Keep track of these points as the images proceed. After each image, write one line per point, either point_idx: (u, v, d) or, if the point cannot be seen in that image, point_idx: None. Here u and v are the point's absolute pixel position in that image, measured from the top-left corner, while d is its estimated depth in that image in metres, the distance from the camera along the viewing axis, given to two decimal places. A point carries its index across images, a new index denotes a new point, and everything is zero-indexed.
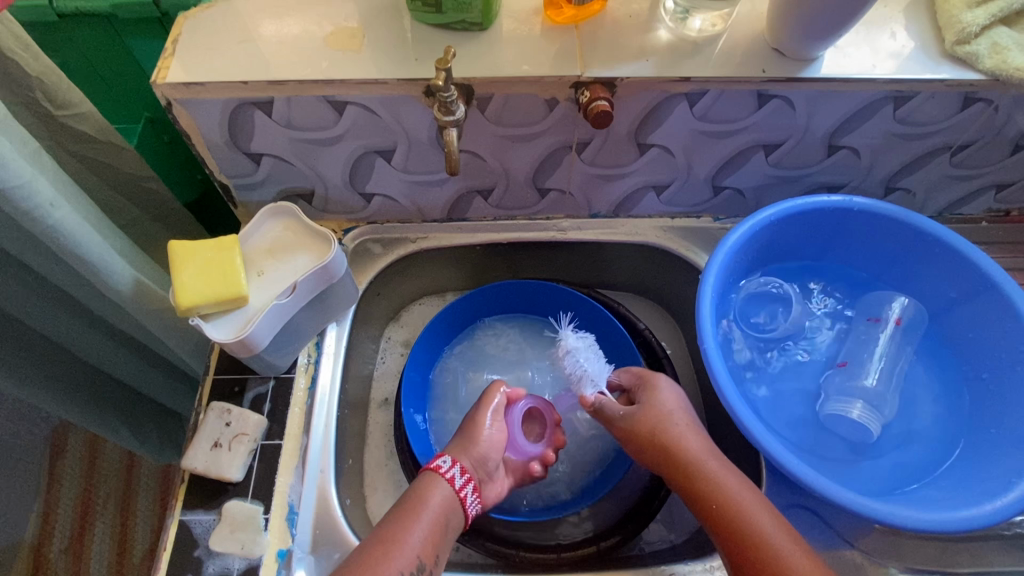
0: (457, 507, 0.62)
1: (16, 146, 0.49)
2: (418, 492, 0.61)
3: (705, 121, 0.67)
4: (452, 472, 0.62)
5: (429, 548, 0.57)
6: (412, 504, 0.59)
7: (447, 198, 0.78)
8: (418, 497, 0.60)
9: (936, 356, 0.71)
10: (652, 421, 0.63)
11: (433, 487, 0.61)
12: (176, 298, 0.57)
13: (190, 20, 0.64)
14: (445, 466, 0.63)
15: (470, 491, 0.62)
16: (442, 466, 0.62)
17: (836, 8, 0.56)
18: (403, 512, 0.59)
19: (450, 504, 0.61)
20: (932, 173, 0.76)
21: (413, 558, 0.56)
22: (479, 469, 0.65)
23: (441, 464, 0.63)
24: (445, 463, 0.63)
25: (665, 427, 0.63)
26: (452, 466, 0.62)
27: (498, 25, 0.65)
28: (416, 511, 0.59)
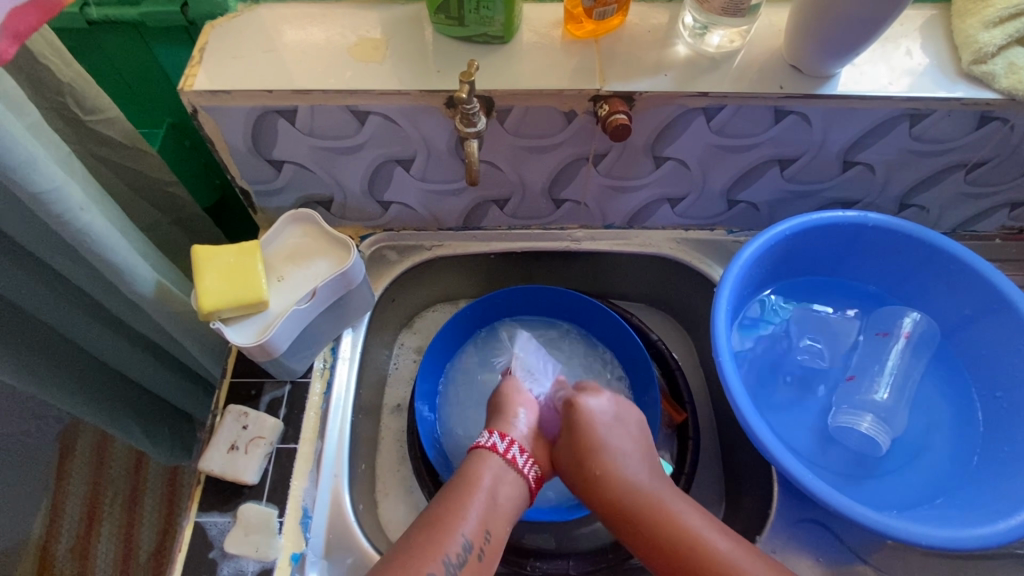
0: (514, 482, 0.60)
1: (48, 150, 0.50)
2: (468, 469, 0.60)
3: (722, 135, 0.68)
4: (493, 441, 0.62)
5: (478, 526, 0.56)
6: (464, 484, 0.58)
7: (464, 206, 0.78)
8: (468, 475, 0.59)
9: (949, 373, 0.71)
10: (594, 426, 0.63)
11: (485, 462, 0.60)
12: (199, 302, 0.58)
13: (218, 29, 0.65)
14: (485, 437, 0.63)
15: (517, 451, 0.62)
16: (484, 440, 0.62)
17: (853, 25, 0.57)
18: (455, 491, 0.58)
19: (502, 476, 0.60)
20: (946, 190, 0.77)
21: (462, 538, 0.55)
22: (524, 435, 0.64)
23: (482, 438, 0.63)
24: (485, 436, 0.63)
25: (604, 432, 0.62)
26: (491, 434, 0.62)
27: (519, 39, 0.66)
28: (468, 490, 0.58)
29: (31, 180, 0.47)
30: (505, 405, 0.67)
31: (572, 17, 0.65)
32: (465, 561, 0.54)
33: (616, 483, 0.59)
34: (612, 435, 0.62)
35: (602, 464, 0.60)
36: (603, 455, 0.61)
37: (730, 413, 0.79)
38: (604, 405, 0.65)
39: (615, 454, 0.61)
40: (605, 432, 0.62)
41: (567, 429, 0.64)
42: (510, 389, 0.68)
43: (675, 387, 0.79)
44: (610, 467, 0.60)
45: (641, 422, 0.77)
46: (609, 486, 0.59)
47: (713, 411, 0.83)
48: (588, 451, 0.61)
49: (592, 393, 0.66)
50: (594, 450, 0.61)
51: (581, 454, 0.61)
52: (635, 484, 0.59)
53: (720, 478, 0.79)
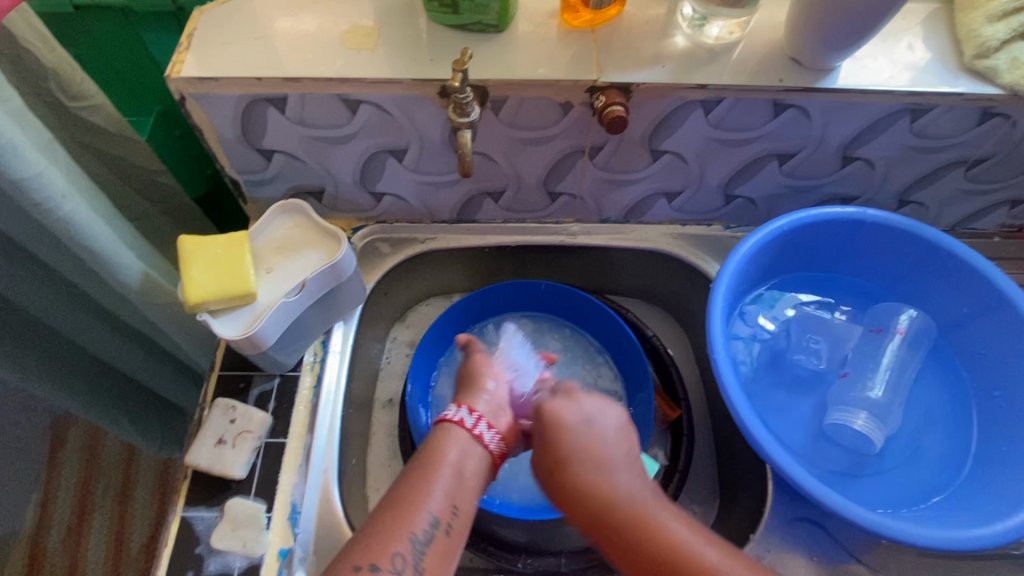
0: (480, 456, 0.58)
1: (31, 136, 0.49)
2: (434, 446, 0.57)
3: (720, 129, 0.67)
4: (461, 415, 0.60)
5: (443, 503, 0.54)
6: (427, 458, 0.56)
7: (457, 199, 0.77)
8: (435, 450, 0.57)
9: (946, 371, 0.70)
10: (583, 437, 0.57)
11: (450, 437, 0.58)
12: (184, 294, 0.57)
13: (207, 15, 0.64)
14: (453, 411, 0.61)
15: (485, 426, 0.60)
16: (450, 414, 0.60)
17: (853, 18, 0.56)
18: (418, 469, 0.56)
19: (467, 449, 0.58)
20: (946, 187, 0.76)
21: (427, 514, 0.53)
22: (493, 410, 0.62)
23: (449, 412, 0.61)
24: (451, 410, 0.61)
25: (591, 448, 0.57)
26: (457, 409, 0.60)
27: (514, 28, 0.64)
28: (431, 467, 0.55)
29: (9, 166, 0.46)
30: (472, 379, 0.66)
31: (569, 6, 0.64)
32: (431, 537, 0.52)
33: (596, 494, 0.54)
34: (587, 442, 0.57)
35: (582, 476, 0.56)
36: (583, 469, 0.56)
37: (725, 410, 0.78)
38: (582, 408, 0.60)
39: (593, 464, 0.56)
40: (583, 440, 0.57)
41: (544, 439, 0.59)
42: (486, 367, 0.66)
43: (669, 383, 0.78)
44: (589, 479, 0.55)
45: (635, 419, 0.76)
46: (587, 497, 0.55)
47: (708, 408, 0.82)
48: (563, 463, 0.56)
49: (568, 397, 0.61)
50: (572, 457, 0.57)
51: (557, 465, 0.57)
52: (617, 498, 0.54)
53: (714, 476, 0.78)
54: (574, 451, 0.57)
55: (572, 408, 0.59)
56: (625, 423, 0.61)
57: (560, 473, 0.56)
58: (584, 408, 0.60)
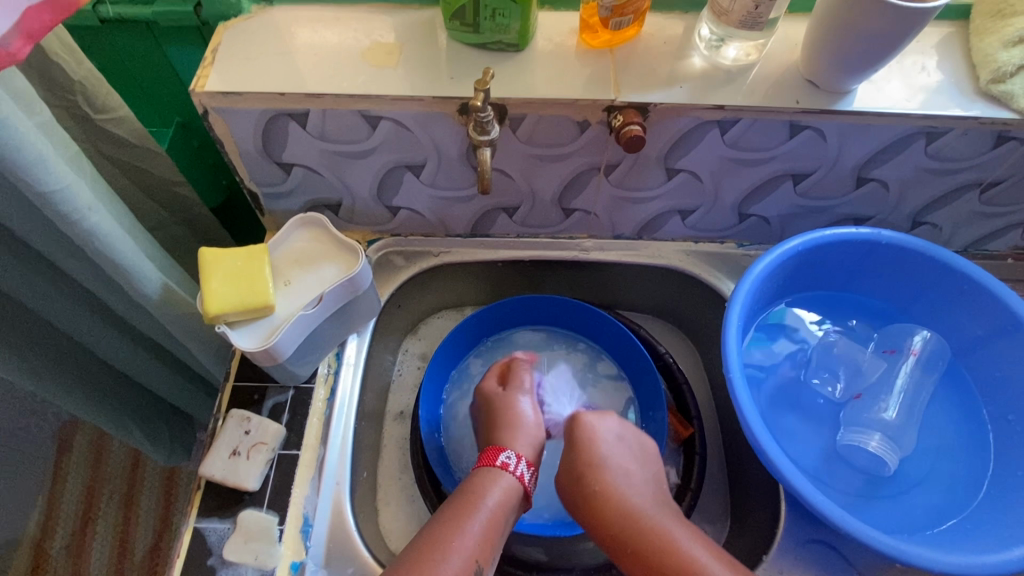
0: (518, 501, 0.62)
1: (58, 149, 0.50)
2: (475, 485, 0.60)
3: (736, 149, 0.67)
4: (519, 468, 0.63)
5: (483, 547, 0.56)
6: (468, 501, 0.58)
7: (472, 214, 0.78)
8: (474, 491, 0.59)
9: (960, 393, 0.70)
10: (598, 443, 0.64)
11: (495, 482, 0.60)
12: (204, 306, 0.57)
13: (231, 31, 0.65)
14: (512, 462, 0.63)
15: (529, 473, 0.64)
16: (509, 463, 0.62)
17: (872, 43, 0.56)
18: (458, 510, 0.58)
19: (510, 495, 0.60)
20: (960, 209, 0.76)
21: (468, 559, 0.55)
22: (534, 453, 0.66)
23: (507, 460, 0.63)
24: (512, 460, 0.63)
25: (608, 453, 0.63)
26: (518, 462, 0.63)
27: (533, 47, 0.65)
28: (472, 507, 0.58)
29: (38, 179, 0.46)
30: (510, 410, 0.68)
31: (588, 27, 0.64)
32: None
33: (618, 505, 0.59)
34: (614, 457, 0.63)
35: (606, 486, 0.61)
36: (603, 477, 0.61)
37: (736, 429, 0.78)
38: (611, 426, 0.66)
39: (614, 479, 0.61)
40: (609, 453, 0.63)
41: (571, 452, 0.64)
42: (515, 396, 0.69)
43: (681, 401, 0.78)
44: (609, 491, 0.60)
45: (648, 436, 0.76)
46: (608, 506, 0.60)
47: (720, 426, 0.82)
48: (590, 473, 0.62)
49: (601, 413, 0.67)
50: (595, 471, 0.62)
51: (584, 474, 0.62)
52: (637, 509, 0.59)
53: (725, 494, 0.78)
54: (601, 462, 0.62)
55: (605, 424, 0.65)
56: (652, 451, 0.66)
57: (586, 485, 0.62)
58: (613, 427, 0.65)
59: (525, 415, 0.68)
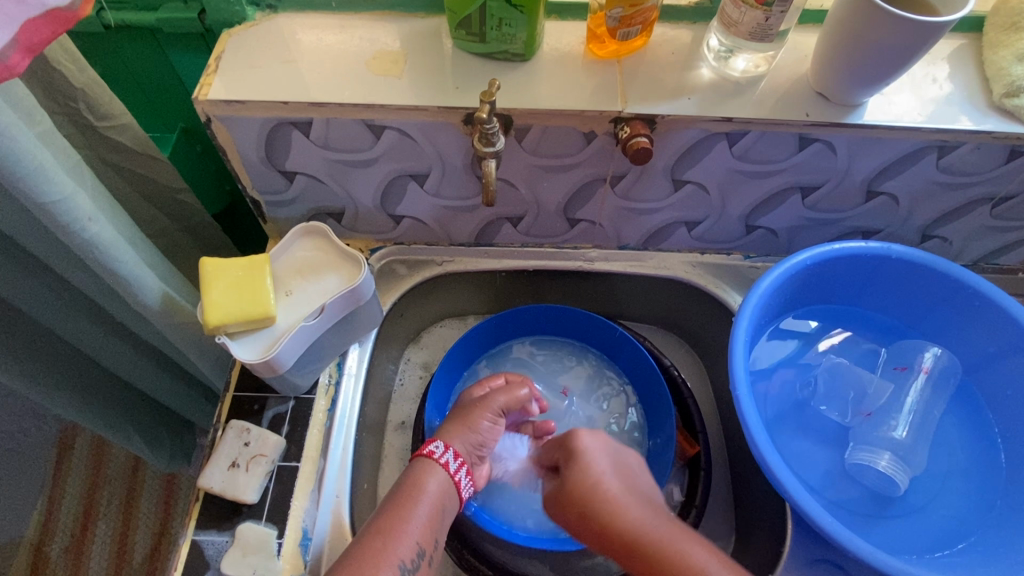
0: (453, 490, 0.60)
1: (58, 159, 0.49)
2: (413, 477, 0.59)
3: (745, 161, 0.66)
4: (447, 457, 0.61)
5: (426, 533, 0.56)
6: (408, 491, 0.58)
7: (476, 224, 0.77)
8: (413, 482, 0.59)
9: (970, 411, 0.69)
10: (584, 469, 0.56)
11: (429, 472, 0.59)
12: (204, 316, 0.57)
13: (235, 38, 0.64)
14: (440, 450, 0.61)
15: (464, 474, 0.61)
16: (437, 452, 0.61)
17: (884, 56, 0.55)
18: (399, 498, 0.57)
19: (445, 487, 0.59)
20: (971, 223, 0.75)
21: (413, 544, 0.54)
22: (472, 454, 0.64)
23: (435, 449, 0.61)
24: (439, 449, 0.61)
25: (595, 488, 0.55)
26: (446, 450, 0.61)
27: (539, 57, 0.64)
28: (412, 497, 0.57)
29: (35, 188, 0.46)
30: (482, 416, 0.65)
31: (594, 37, 0.64)
32: (417, 566, 0.54)
33: (622, 522, 0.53)
34: (596, 470, 0.56)
35: (606, 509, 0.54)
36: (600, 494, 0.54)
37: (743, 444, 0.77)
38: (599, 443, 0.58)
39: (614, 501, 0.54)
40: (603, 473, 0.56)
41: (562, 484, 0.57)
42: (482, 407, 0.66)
43: (688, 416, 0.77)
44: (616, 514, 0.53)
45: (653, 450, 0.75)
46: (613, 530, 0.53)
47: (726, 441, 0.81)
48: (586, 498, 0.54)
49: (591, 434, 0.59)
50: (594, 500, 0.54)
51: (575, 501, 0.55)
52: (639, 524, 0.53)
53: (730, 509, 0.77)
54: (598, 480, 0.55)
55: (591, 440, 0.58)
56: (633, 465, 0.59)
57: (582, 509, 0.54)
58: (599, 444, 0.58)
59: (484, 419, 0.65)
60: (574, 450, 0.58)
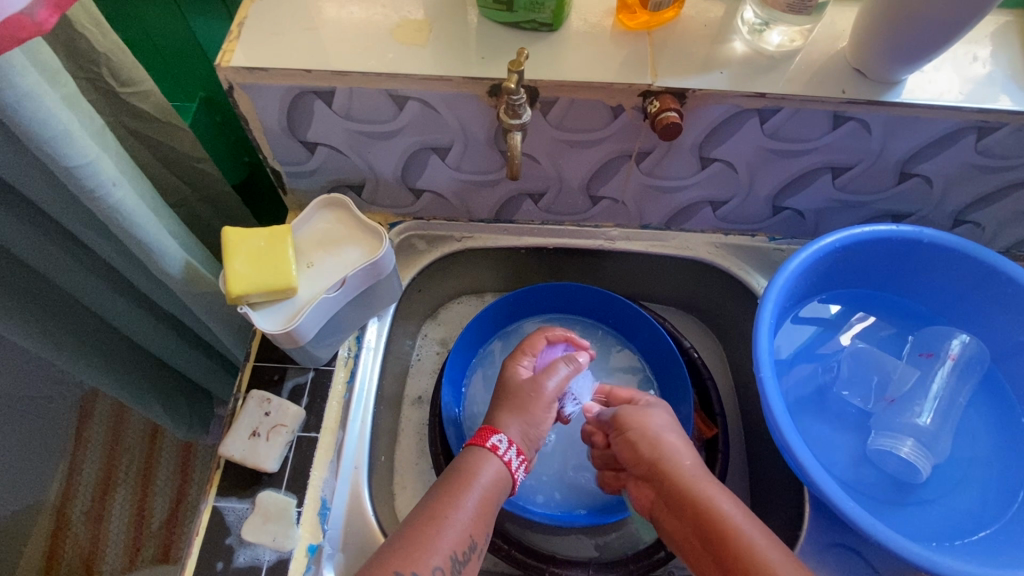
0: (507, 483, 0.59)
1: (83, 123, 0.49)
2: (467, 465, 0.58)
3: (775, 139, 0.65)
4: (508, 454, 0.60)
5: (478, 523, 0.55)
6: (462, 478, 0.57)
7: (497, 200, 0.76)
8: (467, 470, 0.58)
9: (997, 401, 0.68)
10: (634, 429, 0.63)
11: (485, 462, 0.59)
12: (227, 286, 0.57)
13: (258, 3, 0.63)
14: (503, 446, 0.60)
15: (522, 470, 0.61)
16: (499, 447, 0.59)
17: (928, 30, 0.53)
18: (453, 487, 0.56)
19: (501, 479, 0.59)
20: (1006, 208, 0.73)
21: (464, 536, 0.54)
22: (529, 443, 0.63)
23: (500, 444, 0.60)
24: (502, 444, 0.60)
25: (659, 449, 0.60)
26: (509, 448, 0.60)
27: (567, 27, 0.63)
28: (465, 486, 0.56)
29: (61, 152, 0.45)
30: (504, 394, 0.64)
31: (625, 7, 0.62)
32: (468, 558, 0.54)
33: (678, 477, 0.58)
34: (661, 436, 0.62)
35: (665, 460, 0.59)
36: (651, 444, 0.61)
37: (761, 429, 0.76)
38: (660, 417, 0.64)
39: (668, 452, 0.60)
40: (659, 432, 0.62)
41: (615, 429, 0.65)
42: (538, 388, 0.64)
43: (706, 399, 0.77)
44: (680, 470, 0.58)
45: None
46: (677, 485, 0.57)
47: (744, 425, 0.80)
48: (641, 442, 0.62)
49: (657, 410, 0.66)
50: (650, 443, 0.61)
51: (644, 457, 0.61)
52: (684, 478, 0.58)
53: (744, 493, 0.77)
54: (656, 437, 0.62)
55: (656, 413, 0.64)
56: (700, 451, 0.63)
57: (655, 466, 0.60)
58: (665, 420, 0.64)
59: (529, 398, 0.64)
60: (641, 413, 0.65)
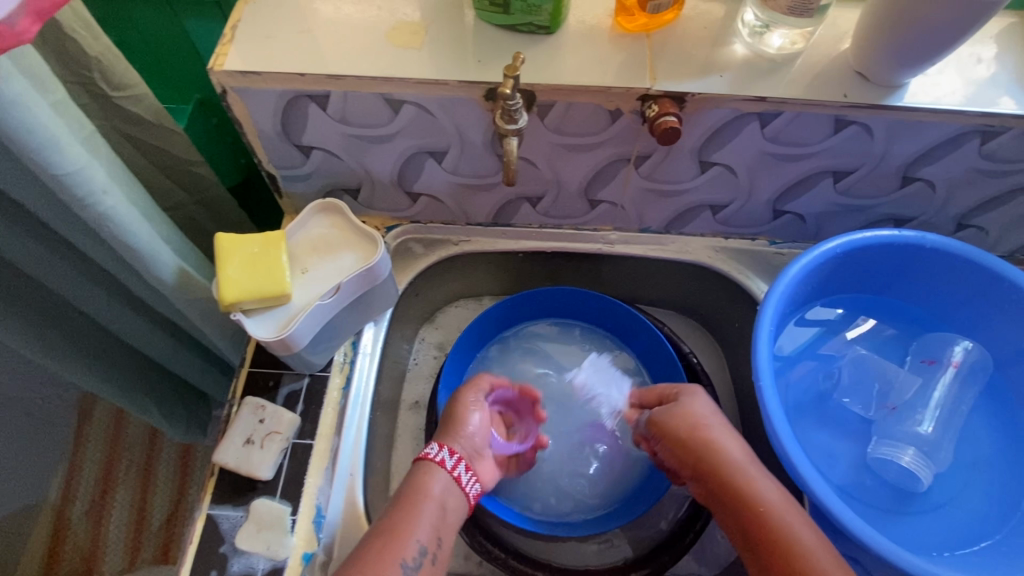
0: (455, 492, 0.59)
1: (72, 130, 0.48)
2: (412, 482, 0.58)
3: (776, 143, 0.64)
4: (443, 457, 0.60)
5: (431, 531, 0.55)
6: (409, 493, 0.57)
7: (494, 203, 0.75)
8: (414, 487, 0.58)
9: (999, 408, 0.67)
10: (685, 421, 0.62)
11: (430, 474, 0.59)
12: (220, 293, 0.56)
13: (252, 6, 0.63)
14: (434, 450, 0.61)
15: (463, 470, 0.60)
16: (431, 453, 0.60)
17: (932, 34, 0.52)
18: (403, 501, 0.56)
19: (449, 490, 0.59)
20: (1010, 213, 0.71)
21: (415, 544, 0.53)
22: (470, 450, 0.63)
23: (431, 451, 0.61)
24: (433, 449, 0.61)
25: (715, 444, 0.59)
26: (441, 449, 0.61)
27: (565, 29, 0.62)
28: (414, 498, 0.56)
29: (49, 161, 0.45)
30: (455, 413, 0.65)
31: (623, 9, 0.61)
32: (420, 564, 0.53)
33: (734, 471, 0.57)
34: (712, 432, 0.60)
35: (719, 455, 0.58)
36: (704, 438, 0.60)
37: (761, 435, 0.76)
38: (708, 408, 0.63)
39: (721, 447, 0.59)
40: (714, 427, 0.61)
41: (660, 415, 0.64)
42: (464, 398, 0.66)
43: None
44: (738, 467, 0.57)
45: None
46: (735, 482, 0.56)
47: (744, 430, 0.80)
48: (689, 430, 0.61)
49: (698, 398, 0.64)
50: (703, 438, 0.60)
51: (698, 448, 0.60)
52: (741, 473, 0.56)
53: None
54: (707, 432, 0.60)
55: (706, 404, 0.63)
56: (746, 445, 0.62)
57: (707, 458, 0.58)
58: (710, 407, 0.63)
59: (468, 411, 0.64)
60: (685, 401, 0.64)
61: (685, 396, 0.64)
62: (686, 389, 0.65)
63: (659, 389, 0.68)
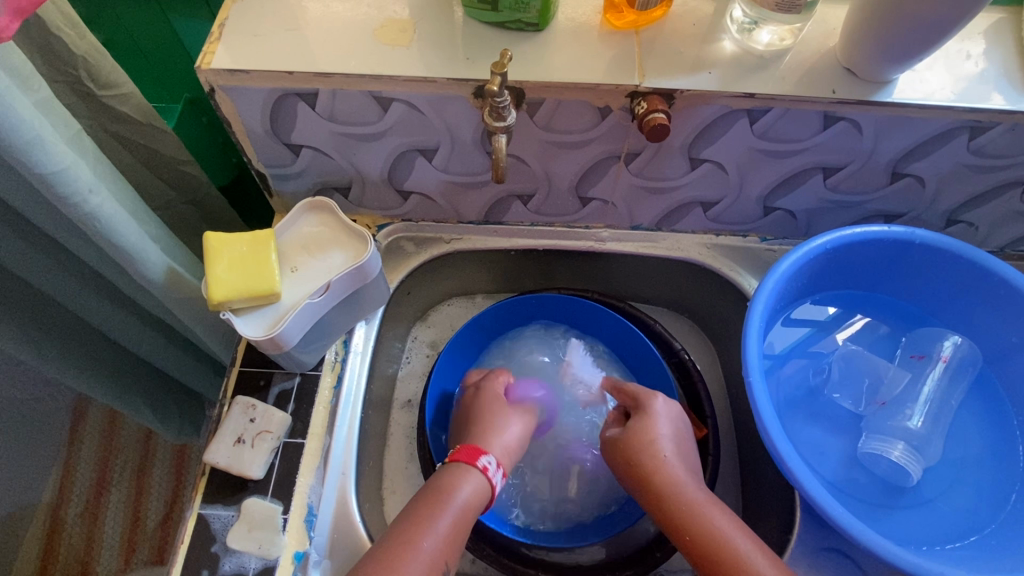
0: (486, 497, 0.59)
1: (56, 128, 0.48)
2: (442, 484, 0.58)
3: (765, 139, 0.64)
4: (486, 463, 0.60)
5: (449, 543, 0.54)
6: (434, 497, 0.56)
7: (486, 201, 0.75)
8: (444, 488, 0.57)
9: (988, 403, 0.67)
10: (637, 439, 0.61)
11: (464, 479, 0.59)
12: (209, 291, 0.56)
13: (239, 4, 0.62)
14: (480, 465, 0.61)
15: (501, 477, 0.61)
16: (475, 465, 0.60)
17: (917, 28, 0.52)
18: (426, 505, 0.55)
19: (479, 492, 0.58)
20: (998, 208, 0.72)
21: (434, 558, 0.53)
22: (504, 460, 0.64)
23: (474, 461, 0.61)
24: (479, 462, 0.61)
25: (660, 462, 0.59)
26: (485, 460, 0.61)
27: (554, 26, 0.62)
28: (442, 503, 0.56)
29: (33, 160, 0.44)
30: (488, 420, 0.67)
31: (612, 6, 0.61)
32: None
33: (670, 490, 0.57)
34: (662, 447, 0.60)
35: (659, 474, 0.58)
36: (651, 455, 0.60)
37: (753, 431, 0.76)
38: (666, 427, 0.63)
39: (661, 464, 0.59)
40: (662, 443, 0.61)
41: (617, 432, 0.64)
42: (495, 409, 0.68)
43: (697, 399, 0.75)
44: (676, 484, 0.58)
45: None
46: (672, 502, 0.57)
47: (736, 427, 0.80)
48: (640, 448, 0.61)
49: (650, 412, 0.64)
50: (650, 454, 0.60)
51: (641, 465, 0.60)
52: (678, 493, 0.57)
53: (737, 497, 0.77)
54: (655, 448, 0.60)
55: (661, 422, 0.63)
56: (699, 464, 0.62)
57: (648, 476, 0.59)
58: (664, 424, 0.63)
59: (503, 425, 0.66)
60: (644, 411, 0.64)
61: (640, 415, 0.64)
62: (644, 406, 0.64)
63: (628, 392, 0.68)
